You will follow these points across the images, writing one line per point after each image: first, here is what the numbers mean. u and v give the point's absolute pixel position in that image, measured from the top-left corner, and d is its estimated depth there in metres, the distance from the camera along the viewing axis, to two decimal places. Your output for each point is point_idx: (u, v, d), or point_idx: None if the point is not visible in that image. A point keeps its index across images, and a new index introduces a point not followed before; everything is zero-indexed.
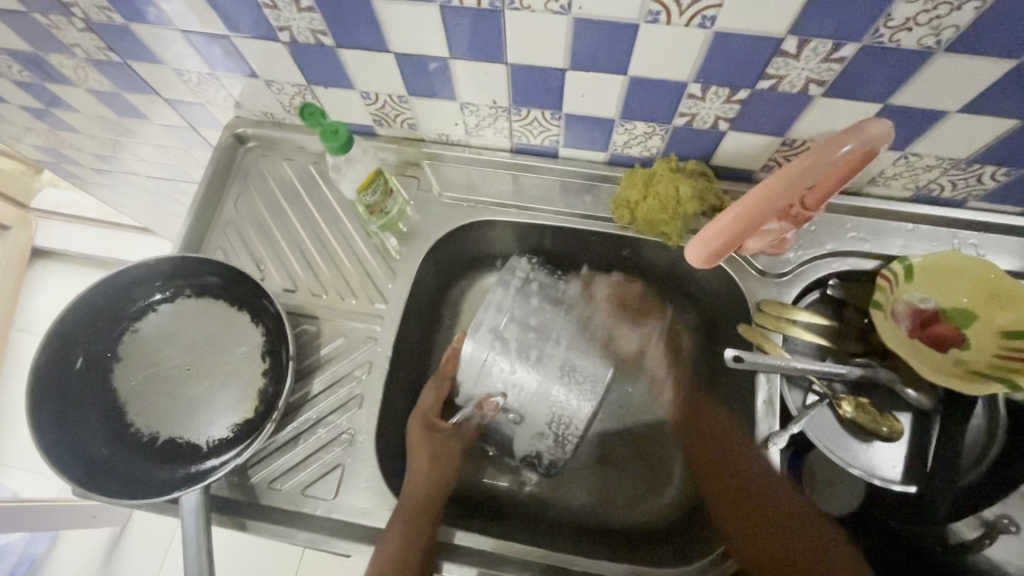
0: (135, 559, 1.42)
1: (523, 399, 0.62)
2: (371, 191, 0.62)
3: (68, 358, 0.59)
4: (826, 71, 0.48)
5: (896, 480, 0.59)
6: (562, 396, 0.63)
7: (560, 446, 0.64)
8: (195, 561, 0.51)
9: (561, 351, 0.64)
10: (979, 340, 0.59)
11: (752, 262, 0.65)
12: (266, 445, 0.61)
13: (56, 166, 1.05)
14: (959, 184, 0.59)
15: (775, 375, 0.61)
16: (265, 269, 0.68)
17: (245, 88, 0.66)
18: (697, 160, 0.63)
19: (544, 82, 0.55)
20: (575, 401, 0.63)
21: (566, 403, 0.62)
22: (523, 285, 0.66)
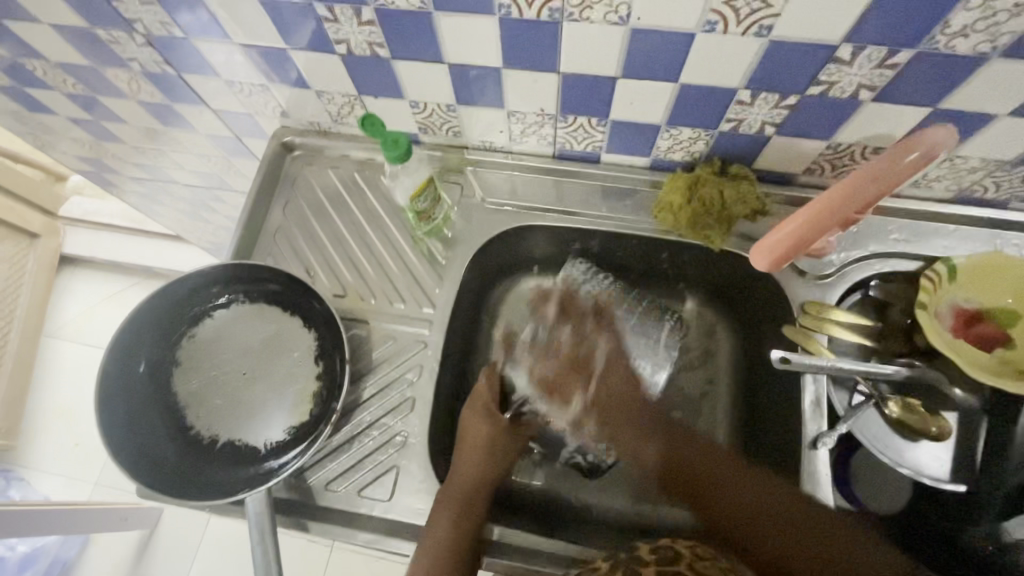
0: (165, 560, 1.45)
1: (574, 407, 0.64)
2: (422, 199, 0.63)
3: (131, 363, 0.60)
4: (878, 77, 0.49)
5: (946, 479, 0.60)
6: None
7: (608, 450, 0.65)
8: (262, 560, 0.52)
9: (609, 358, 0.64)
10: (1022, 339, 0.60)
11: (794, 264, 0.66)
12: (321, 447, 0.62)
13: (95, 174, 1.08)
14: (1003, 185, 0.60)
15: (821, 376, 0.61)
16: (314, 274, 0.70)
17: (295, 99, 0.68)
18: (740, 164, 0.64)
19: (594, 90, 0.57)
20: None
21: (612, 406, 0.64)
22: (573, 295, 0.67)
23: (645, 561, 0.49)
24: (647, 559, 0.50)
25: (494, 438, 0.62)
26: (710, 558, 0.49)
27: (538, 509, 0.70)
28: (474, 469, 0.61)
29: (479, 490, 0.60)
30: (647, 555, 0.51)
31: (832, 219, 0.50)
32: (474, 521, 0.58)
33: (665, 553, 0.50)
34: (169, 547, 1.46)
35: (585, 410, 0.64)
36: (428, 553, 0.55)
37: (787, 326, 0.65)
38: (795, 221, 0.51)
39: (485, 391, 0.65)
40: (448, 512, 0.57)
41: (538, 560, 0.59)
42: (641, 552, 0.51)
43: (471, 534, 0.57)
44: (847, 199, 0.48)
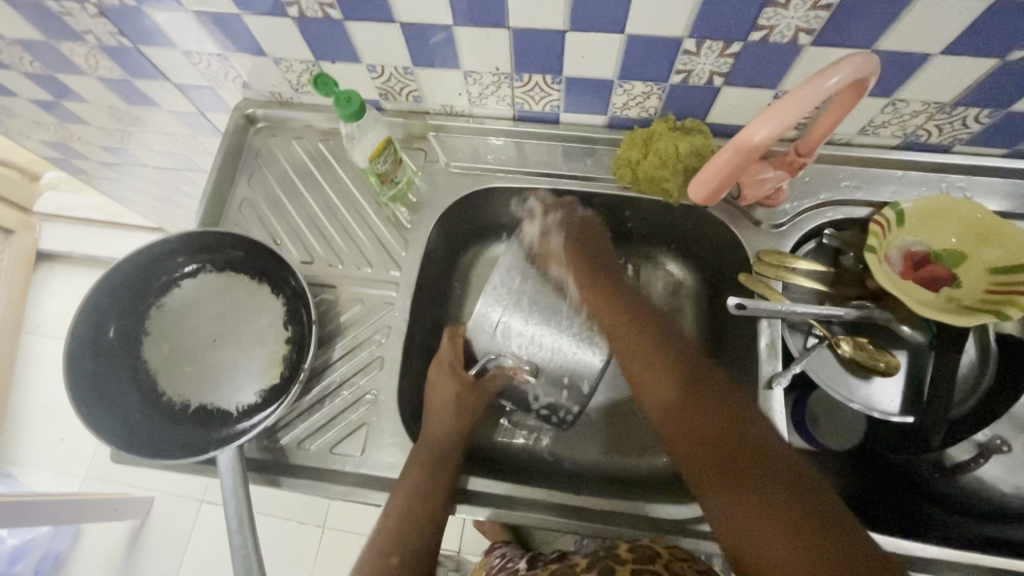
0: (159, 547, 1.46)
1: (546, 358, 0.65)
2: (382, 159, 0.63)
3: (100, 331, 0.61)
4: (814, 19, 0.50)
5: (894, 412, 0.63)
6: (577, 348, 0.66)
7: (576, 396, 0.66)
8: (235, 512, 0.54)
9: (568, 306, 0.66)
10: (968, 278, 0.62)
11: (750, 214, 0.68)
12: (293, 408, 0.63)
13: (64, 162, 1.07)
14: (945, 128, 0.62)
15: (776, 320, 0.64)
16: (281, 242, 0.71)
17: (255, 68, 0.68)
18: (694, 118, 0.65)
19: (545, 45, 0.58)
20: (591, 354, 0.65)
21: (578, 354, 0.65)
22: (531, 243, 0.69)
23: (623, 559, 0.53)
24: (624, 559, 0.53)
25: (461, 397, 0.64)
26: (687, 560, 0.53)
27: (515, 467, 0.72)
28: (442, 427, 0.62)
29: (448, 448, 0.61)
30: (625, 553, 0.54)
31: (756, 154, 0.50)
32: (444, 479, 0.59)
33: (644, 553, 0.54)
34: (163, 536, 1.46)
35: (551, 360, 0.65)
36: (399, 512, 0.57)
37: (743, 275, 0.67)
38: (724, 155, 0.51)
39: (448, 352, 0.66)
40: (417, 474, 0.58)
41: (517, 507, 0.61)
42: (620, 550, 0.55)
43: (440, 492, 0.58)
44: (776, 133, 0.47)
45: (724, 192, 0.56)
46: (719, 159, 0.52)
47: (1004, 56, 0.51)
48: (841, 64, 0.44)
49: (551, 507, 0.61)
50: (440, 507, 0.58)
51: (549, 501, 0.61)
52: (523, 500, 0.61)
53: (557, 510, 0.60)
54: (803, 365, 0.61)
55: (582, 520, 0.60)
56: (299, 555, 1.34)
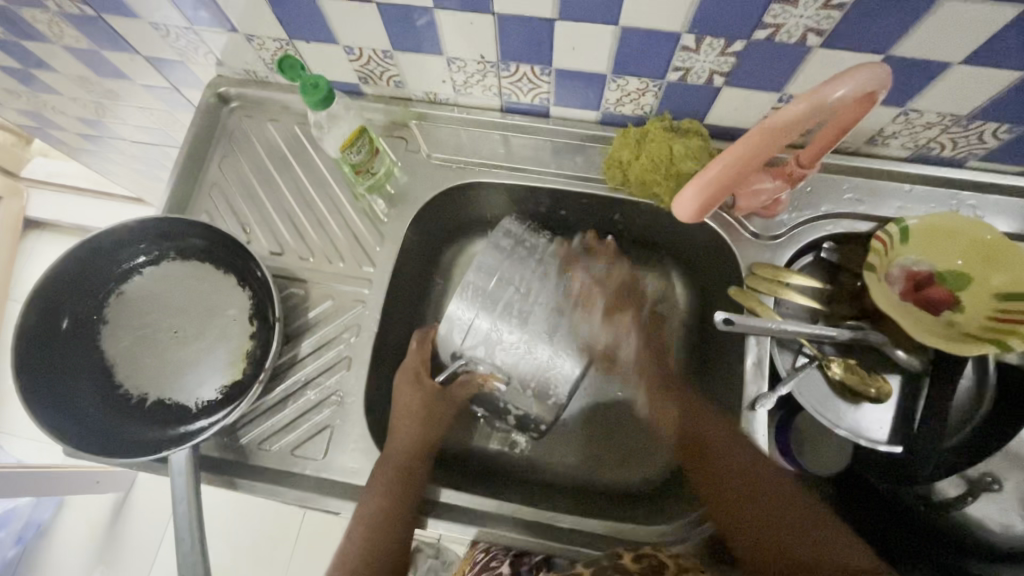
0: (140, 522, 1.46)
1: (515, 364, 0.60)
2: (355, 149, 0.60)
3: (53, 319, 0.58)
4: (825, 19, 0.46)
5: (882, 441, 0.59)
6: (551, 357, 0.60)
7: (546, 406, 0.62)
8: (185, 517, 0.51)
9: (540, 308, 0.61)
10: (972, 302, 0.59)
11: (746, 224, 0.64)
12: (255, 406, 0.61)
13: (41, 131, 1.03)
14: (960, 142, 0.57)
15: (765, 338, 0.60)
16: (251, 232, 0.67)
17: (227, 44, 0.64)
18: (691, 119, 0.61)
19: (532, 34, 0.53)
20: (564, 363, 0.60)
21: (551, 360, 0.60)
22: (514, 248, 0.63)
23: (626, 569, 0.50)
24: (629, 567, 0.49)
25: (427, 406, 0.61)
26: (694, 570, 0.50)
27: (488, 473, 0.69)
28: (410, 440, 0.59)
29: (415, 465, 0.59)
30: (629, 563, 0.50)
31: (753, 166, 0.45)
32: (410, 498, 0.56)
33: (651, 562, 0.50)
34: (146, 511, 1.47)
35: (521, 369, 0.60)
36: (361, 536, 0.54)
37: (734, 288, 0.63)
38: (707, 173, 0.46)
39: (416, 359, 0.63)
40: (382, 489, 0.56)
41: (486, 522, 0.59)
42: (623, 558, 0.51)
43: (407, 513, 0.56)
44: (783, 136, 0.43)
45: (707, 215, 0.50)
46: (705, 178, 0.46)
47: None
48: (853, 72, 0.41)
49: (518, 524, 0.58)
50: (407, 528, 0.55)
51: (517, 517, 0.58)
52: (488, 514, 0.59)
53: (522, 527, 0.58)
54: (789, 387, 0.58)
55: (546, 538, 0.58)
56: (279, 537, 1.34)
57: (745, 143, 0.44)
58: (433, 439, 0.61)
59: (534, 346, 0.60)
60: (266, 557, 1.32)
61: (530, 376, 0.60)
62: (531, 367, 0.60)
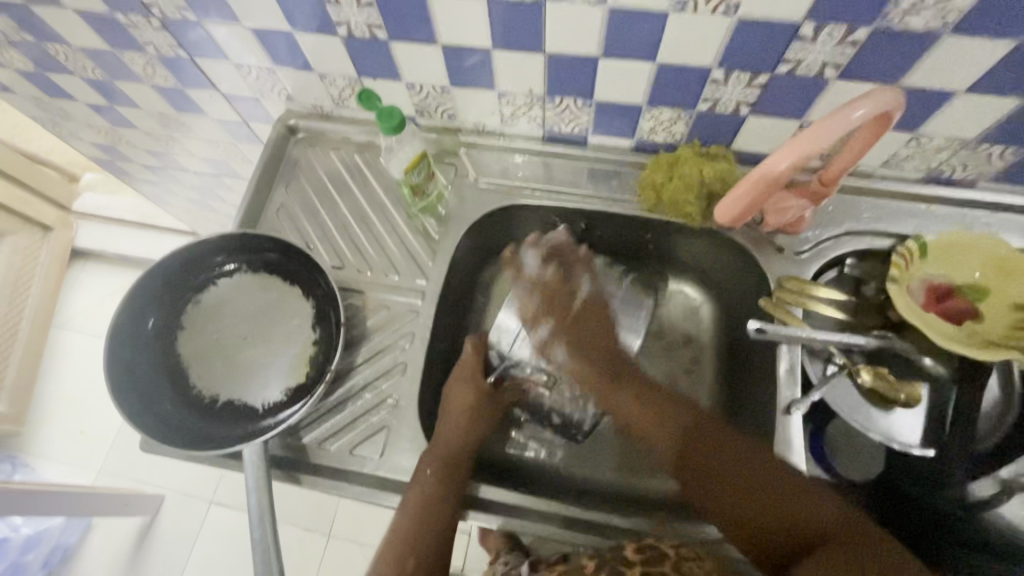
0: (166, 546, 1.47)
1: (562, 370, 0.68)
2: (417, 172, 0.66)
3: (139, 322, 0.64)
4: (841, 55, 0.52)
5: (914, 445, 0.62)
6: None
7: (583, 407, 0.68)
8: (257, 505, 0.55)
9: None
10: (991, 312, 0.63)
11: (772, 241, 0.69)
12: (317, 407, 0.65)
13: (109, 163, 1.12)
14: (970, 163, 0.63)
15: (796, 346, 0.64)
16: (314, 247, 0.73)
17: (300, 82, 0.72)
18: (720, 144, 0.67)
19: (578, 70, 0.60)
20: None
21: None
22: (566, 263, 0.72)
23: (630, 561, 0.56)
24: (631, 560, 0.55)
25: (477, 404, 0.65)
26: (695, 559, 0.55)
27: (528, 480, 0.72)
28: (457, 435, 0.63)
29: (460, 458, 0.62)
30: (632, 554, 0.56)
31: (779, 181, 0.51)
32: (454, 491, 0.59)
33: (652, 553, 0.56)
34: (171, 535, 1.47)
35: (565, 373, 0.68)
36: (410, 525, 0.57)
37: (765, 300, 0.67)
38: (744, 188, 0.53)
39: (471, 359, 0.67)
40: (428, 478, 0.59)
41: (528, 518, 0.61)
42: (627, 551, 0.57)
43: (450, 504, 0.59)
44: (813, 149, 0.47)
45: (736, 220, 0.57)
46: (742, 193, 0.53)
47: None
48: (865, 96, 0.45)
49: (559, 518, 0.61)
50: (451, 518, 0.58)
51: (557, 511, 0.61)
52: (537, 512, 0.61)
53: (565, 522, 0.61)
54: (822, 393, 0.61)
55: (591, 533, 0.61)
56: (303, 562, 1.34)
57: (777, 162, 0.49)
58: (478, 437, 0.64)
59: None
60: None
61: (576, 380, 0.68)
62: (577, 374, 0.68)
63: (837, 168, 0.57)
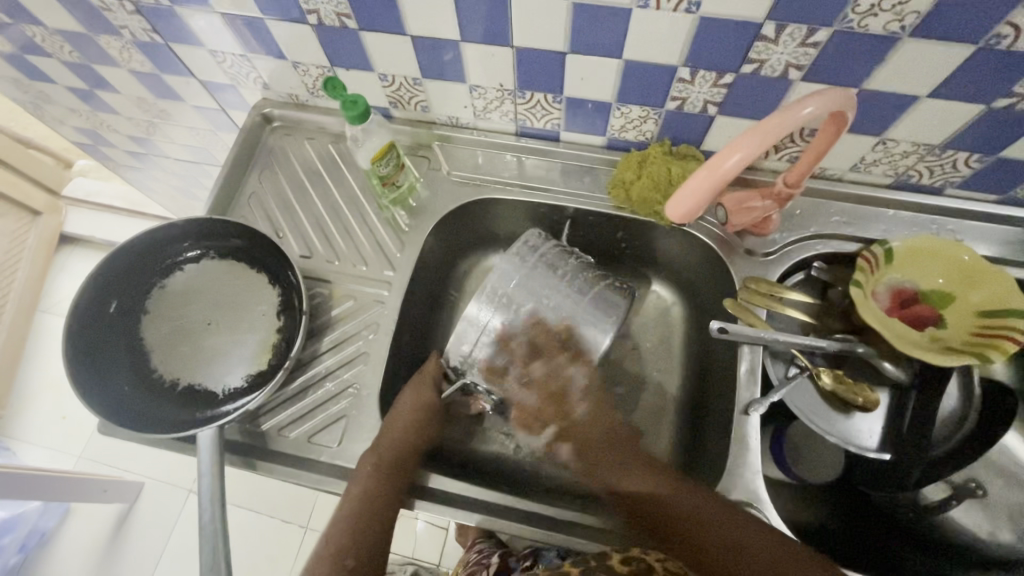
0: (143, 534, 1.46)
1: (534, 368, 0.64)
2: (384, 162, 0.66)
3: (103, 304, 0.64)
4: (803, 56, 0.52)
5: (871, 448, 0.62)
6: (564, 363, 0.65)
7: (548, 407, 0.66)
8: (210, 488, 0.55)
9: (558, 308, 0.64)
10: (954, 319, 0.62)
11: (740, 241, 0.69)
12: (278, 395, 0.65)
13: (93, 148, 1.12)
14: (936, 170, 0.63)
15: (758, 347, 0.64)
16: (283, 236, 0.73)
17: (275, 70, 0.72)
18: (690, 144, 0.67)
19: (547, 65, 0.60)
20: (576, 370, 0.65)
21: (562, 368, 0.65)
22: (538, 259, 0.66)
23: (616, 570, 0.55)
24: (621, 570, 0.54)
25: (428, 404, 0.65)
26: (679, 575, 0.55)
27: (489, 474, 0.72)
28: (405, 434, 0.62)
29: (405, 458, 0.61)
30: (621, 566, 0.55)
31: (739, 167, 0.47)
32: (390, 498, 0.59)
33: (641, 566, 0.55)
34: (148, 523, 1.47)
35: (537, 370, 0.64)
36: (345, 528, 0.57)
37: (729, 300, 0.67)
38: (698, 179, 0.48)
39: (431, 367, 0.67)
40: (370, 473, 0.59)
41: (490, 513, 0.61)
42: (615, 561, 0.56)
43: (393, 504, 0.59)
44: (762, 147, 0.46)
45: (693, 215, 0.52)
46: (695, 186, 0.49)
47: (991, 103, 0.52)
48: (813, 95, 0.46)
49: (519, 514, 0.61)
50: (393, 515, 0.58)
51: (516, 508, 0.61)
52: (497, 506, 0.61)
53: (524, 517, 0.61)
54: (782, 394, 0.61)
55: (535, 527, 0.60)
56: (278, 554, 1.34)
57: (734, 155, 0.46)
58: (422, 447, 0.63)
59: (552, 354, 0.64)
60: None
61: (541, 380, 0.65)
62: (545, 375, 0.65)
63: (797, 172, 0.57)
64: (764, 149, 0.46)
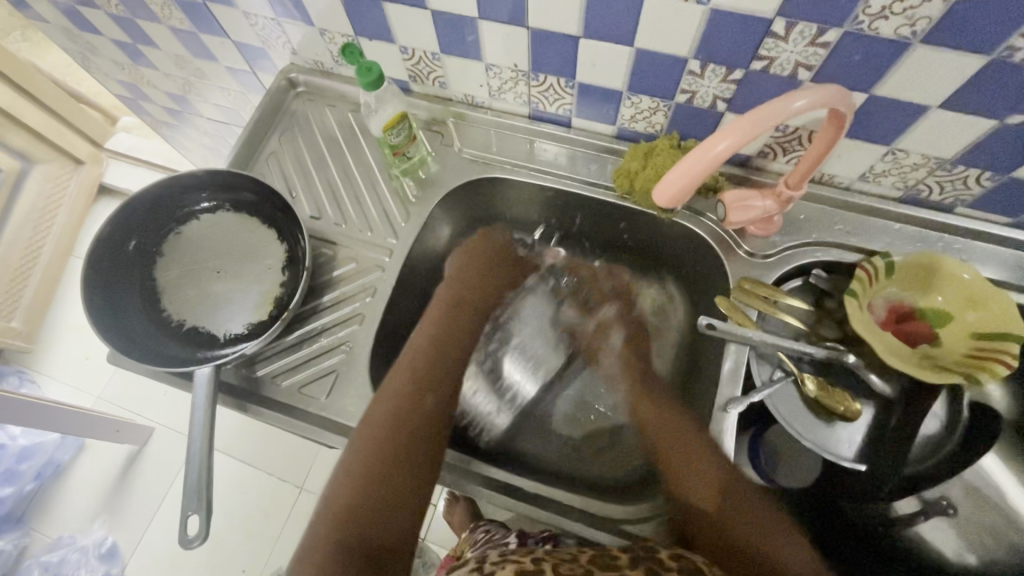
0: (148, 476, 1.52)
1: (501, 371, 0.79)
2: (396, 132, 0.68)
3: (121, 242, 0.68)
4: (813, 56, 0.52)
5: (848, 459, 0.61)
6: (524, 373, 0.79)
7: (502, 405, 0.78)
8: (201, 422, 0.58)
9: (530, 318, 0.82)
10: (949, 339, 0.61)
11: (740, 241, 0.69)
12: (275, 345, 0.68)
13: (132, 102, 1.17)
14: (946, 186, 0.62)
15: (745, 347, 0.64)
16: (296, 196, 0.76)
17: (303, 37, 0.75)
18: (698, 139, 0.67)
19: (561, 48, 0.61)
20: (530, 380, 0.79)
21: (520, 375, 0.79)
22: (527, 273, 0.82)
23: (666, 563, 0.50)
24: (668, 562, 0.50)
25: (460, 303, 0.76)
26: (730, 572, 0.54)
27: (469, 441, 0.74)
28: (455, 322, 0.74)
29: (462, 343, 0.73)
30: (667, 560, 0.50)
31: (727, 152, 0.47)
32: (436, 392, 0.67)
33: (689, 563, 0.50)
34: (154, 467, 1.53)
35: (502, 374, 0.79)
36: (404, 398, 0.64)
37: (722, 298, 0.67)
38: (689, 160, 0.49)
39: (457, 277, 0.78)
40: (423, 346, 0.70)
41: (468, 480, 0.63)
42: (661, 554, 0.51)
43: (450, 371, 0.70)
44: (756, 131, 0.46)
45: (681, 198, 0.53)
46: (688, 166, 0.49)
47: (1003, 119, 0.51)
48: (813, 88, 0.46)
49: (496, 485, 0.63)
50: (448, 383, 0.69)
51: (495, 477, 0.63)
52: (482, 475, 0.63)
53: (500, 489, 0.62)
54: (763, 395, 0.61)
55: (518, 500, 0.61)
56: (272, 508, 1.40)
57: (724, 138, 0.46)
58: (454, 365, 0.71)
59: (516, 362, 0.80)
60: (258, 528, 1.38)
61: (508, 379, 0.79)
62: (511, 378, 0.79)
63: (799, 173, 0.58)
64: (759, 135, 0.46)
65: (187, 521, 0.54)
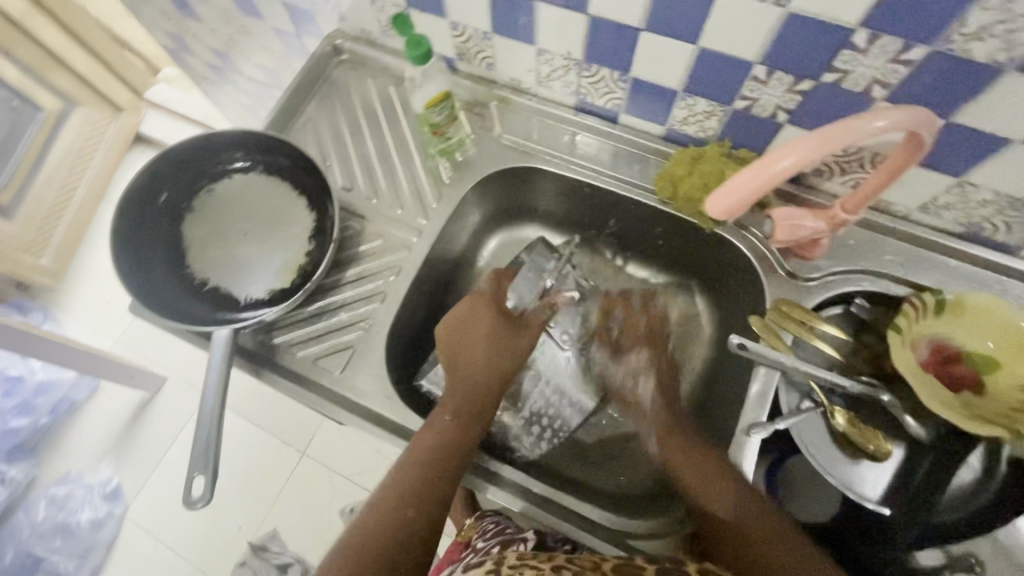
0: (155, 425, 1.54)
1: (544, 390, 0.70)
2: (438, 110, 0.67)
3: (153, 194, 0.67)
4: (892, 73, 0.48)
5: (871, 499, 0.59)
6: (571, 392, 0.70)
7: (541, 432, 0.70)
8: (215, 383, 0.58)
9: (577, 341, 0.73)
10: (995, 387, 0.58)
11: (782, 261, 0.66)
12: (294, 314, 0.68)
13: (175, 53, 1.17)
14: (1014, 227, 0.58)
15: (775, 371, 0.61)
16: (330, 165, 0.75)
17: (353, 3, 0.73)
18: (752, 150, 0.64)
19: (619, 40, 0.58)
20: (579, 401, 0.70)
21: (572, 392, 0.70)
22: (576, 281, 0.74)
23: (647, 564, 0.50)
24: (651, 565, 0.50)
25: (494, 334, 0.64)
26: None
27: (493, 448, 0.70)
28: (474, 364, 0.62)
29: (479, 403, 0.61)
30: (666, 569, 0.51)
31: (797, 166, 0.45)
32: (446, 468, 0.56)
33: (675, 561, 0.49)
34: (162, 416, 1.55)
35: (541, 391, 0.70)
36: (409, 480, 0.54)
37: (756, 319, 0.64)
38: (750, 171, 0.46)
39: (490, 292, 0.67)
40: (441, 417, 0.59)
41: (493, 481, 0.62)
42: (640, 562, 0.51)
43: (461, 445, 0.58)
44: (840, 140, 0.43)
45: (731, 213, 0.50)
46: (748, 176, 0.46)
47: None
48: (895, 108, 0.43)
49: (519, 489, 0.61)
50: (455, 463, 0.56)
51: (519, 481, 0.62)
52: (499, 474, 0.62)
53: (518, 490, 0.61)
54: (788, 423, 0.58)
55: (541, 506, 0.60)
56: (273, 470, 1.41)
57: (800, 147, 0.44)
58: (480, 431, 0.60)
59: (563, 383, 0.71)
60: (257, 488, 1.40)
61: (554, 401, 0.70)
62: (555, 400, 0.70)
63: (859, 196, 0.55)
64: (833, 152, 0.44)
65: (192, 481, 0.54)
